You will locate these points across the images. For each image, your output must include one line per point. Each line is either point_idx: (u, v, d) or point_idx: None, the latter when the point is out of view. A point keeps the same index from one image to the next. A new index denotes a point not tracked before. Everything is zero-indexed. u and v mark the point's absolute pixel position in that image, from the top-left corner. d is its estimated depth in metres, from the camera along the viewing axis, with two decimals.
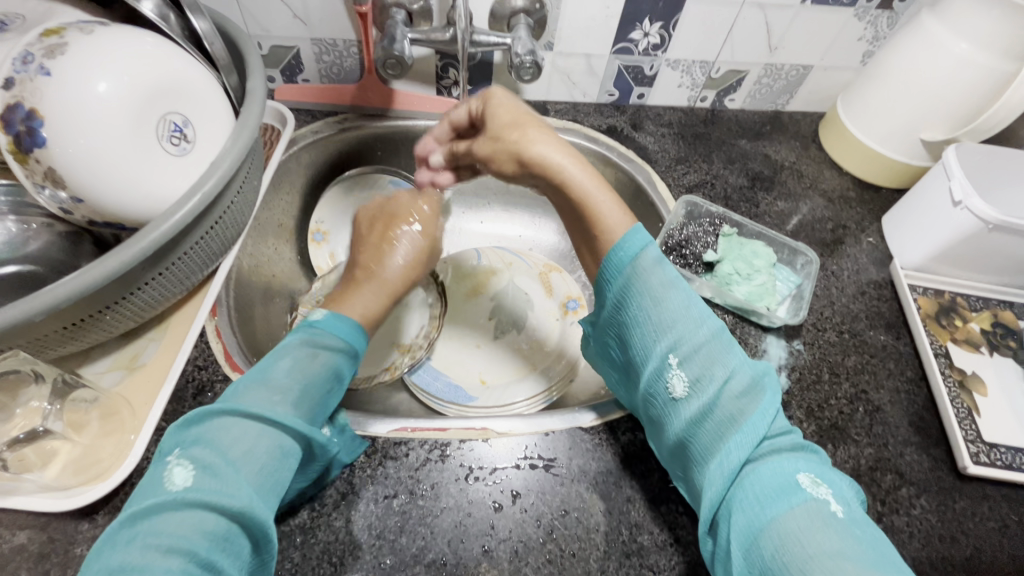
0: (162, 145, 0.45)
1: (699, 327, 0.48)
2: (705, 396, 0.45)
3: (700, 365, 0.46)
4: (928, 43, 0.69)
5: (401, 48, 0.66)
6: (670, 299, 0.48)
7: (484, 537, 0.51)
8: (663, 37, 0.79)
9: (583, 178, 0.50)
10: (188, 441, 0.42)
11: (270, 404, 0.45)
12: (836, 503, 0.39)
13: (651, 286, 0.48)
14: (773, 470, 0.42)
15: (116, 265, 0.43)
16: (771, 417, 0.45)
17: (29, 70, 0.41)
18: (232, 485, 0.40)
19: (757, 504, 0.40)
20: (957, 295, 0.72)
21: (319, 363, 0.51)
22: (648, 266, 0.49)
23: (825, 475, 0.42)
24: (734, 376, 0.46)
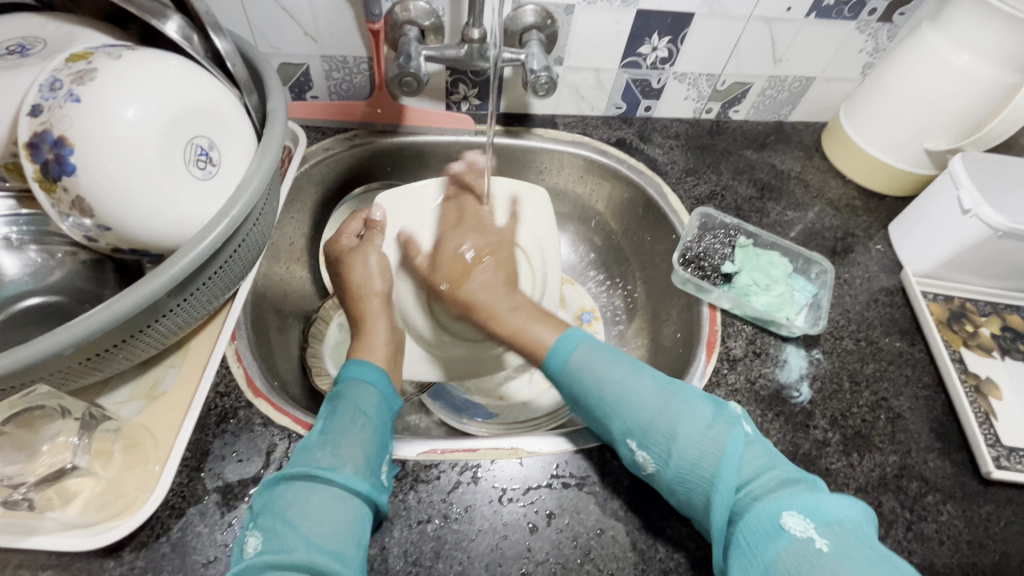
0: (189, 169, 0.44)
1: (647, 395, 0.50)
2: (668, 454, 0.48)
3: (658, 435, 0.49)
4: (932, 58, 0.70)
5: (417, 65, 0.66)
6: (617, 383, 0.51)
7: (521, 560, 0.50)
8: (671, 51, 0.80)
9: (507, 308, 0.60)
10: (258, 511, 0.45)
11: (313, 461, 0.46)
12: (820, 539, 0.40)
13: (590, 384, 0.52)
14: (759, 513, 0.43)
15: (147, 293, 0.42)
16: (739, 460, 0.46)
17: (57, 96, 0.40)
18: (294, 542, 0.41)
19: (751, 549, 0.42)
20: (966, 300, 0.73)
21: (345, 413, 0.50)
22: (587, 357, 0.54)
23: (816, 508, 0.42)
24: (692, 429, 0.48)
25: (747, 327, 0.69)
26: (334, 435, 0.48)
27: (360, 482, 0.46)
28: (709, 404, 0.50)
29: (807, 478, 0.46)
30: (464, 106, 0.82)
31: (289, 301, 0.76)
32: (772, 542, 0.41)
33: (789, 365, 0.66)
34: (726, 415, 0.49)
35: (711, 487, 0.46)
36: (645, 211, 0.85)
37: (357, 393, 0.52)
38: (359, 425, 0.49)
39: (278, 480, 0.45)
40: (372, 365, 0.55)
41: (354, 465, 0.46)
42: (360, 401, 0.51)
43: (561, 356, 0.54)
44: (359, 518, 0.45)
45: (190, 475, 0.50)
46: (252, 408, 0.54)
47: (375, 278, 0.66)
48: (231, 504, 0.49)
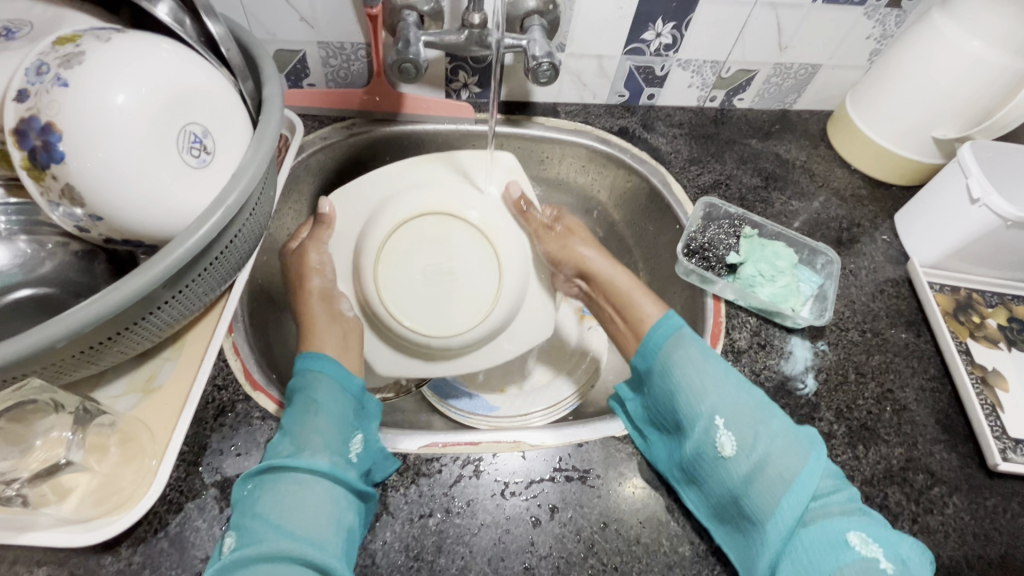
0: (183, 157, 0.43)
1: (733, 386, 0.53)
2: (753, 446, 0.49)
3: (748, 427, 0.50)
4: (942, 44, 0.69)
5: (416, 51, 0.64)
6: (708, 372, 0.54)
7: (524, 554, 0.49)
8: (675, 37, 0.78)
9: (606, 266, 0.68)
10: (234, 510, 0.45)
11: (280, 459, 0.47)
12: (885, 561, 0.43)
13: (681, 364, 0.55)
14: (824, 528, 0.45)
15: (141, 285, 0.40)
16: (818, 476, 0.48)
17: (44, 81, 0.39)
18: (266, 533, 0.42)
19: (811, 559, 0.44)
20: (973, 291, 0.72)
21: (301, 407, 0.50)
22: (684, 343, 0.56)
23: (879, 535, 0.45)
24: (776, 433, 0.50)
25: (752, 318, 0.68)
26: (292, 427, 0.49)
27: (319, 462, 0.46)
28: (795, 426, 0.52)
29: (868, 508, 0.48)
30: (463, 94, 0.80)
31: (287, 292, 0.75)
32: (840, 558, 0.44)
33: (794, 357, 0.65)
34: (808, 435, 0.51)
35: (788, 491, 0.47)
36: (649, 202, 0.83)
37: (309, 384, 0.52)
38: (314, 415, 0.50)
39: (247, 480, 0.46)
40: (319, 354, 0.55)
41: (315, 450, 0.47)
42: (312, 391, 0.51)
43: (661, 335, 0.57)
44: (329, 497, 0.45)
45: (187, 470, 0.49)
46: (250, 402, 0.54)
47: (314, 271, 0.65)
48: (230, 499, 0.48)
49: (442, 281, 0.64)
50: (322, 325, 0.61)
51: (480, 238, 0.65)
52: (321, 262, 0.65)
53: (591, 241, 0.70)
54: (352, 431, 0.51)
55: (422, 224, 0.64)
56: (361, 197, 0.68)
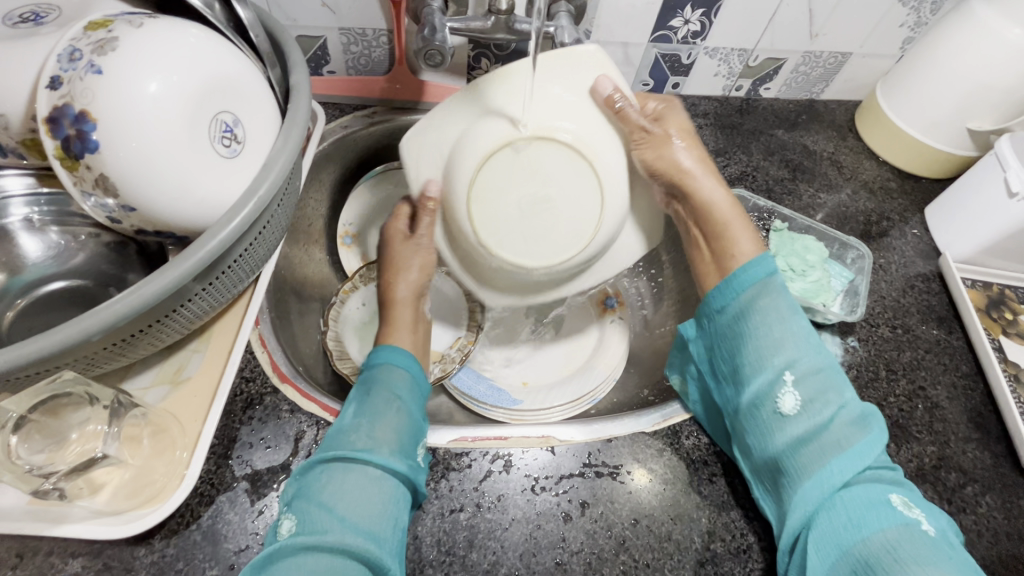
0: (214, 147, 0.42)
1: (812, 346, 0.52)
2: (819, 410, 0.48)
3: (818, 386, 0.50)
4: (978, 32, 0.67)
5: (442, 38, 0.62)
6: (788, 326, 0.53)
7: (556, 550, 0.49)
8: (703, 24, 0.76)
9: (703, 172, 0.61)
10: (293, 495, 0.44)
11: (353, 444, 0.46)
12: (927, 523, 0.42)
13: (766, 314, 0.53)
14: (867, 489, 0.45)
15: (175, 278, 0.40)
16: (876, 449, 0.47)
17: (77, 67, 0.38)
18: (328, 523, 0.41)
19: (851, 520, 0.43)
20: (1005, 288, 0.71)
21: (383, 399, 0.50)
22: (772, 290, 0.55)
23: (919, 504, 0.45)
24: (846, 406, 0.49)
25: None
26: (370, 418, 0.48)
27: (396, 462, 0.46)
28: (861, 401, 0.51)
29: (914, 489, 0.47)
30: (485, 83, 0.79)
31: (309, 283, 0.75)
32: (882, 515, 0.42)
33: None
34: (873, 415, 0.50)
35: (843, 455, 0.46)
36: None
37: (390, 378, 0.53)
38: (396, 408, 0.50)
39: (317, 462, 0.45)
40: (402, 351, 0.56)
41: (390, 446, 0.47)
42: (394, 385, 0.52)
43: (752, 276, 0.55)
44: (394, 498, 0.44)
45: (218, 462, 0.49)
46: (278, 394, 0.53)
47: (414, 268, 0.64)
48: (261, 492, 0.48)
49: (539, 211, 0.53)
50: (408, 325, 0.63)
51: (583, 166, 0.53)
52: (424, 265, 0.65)
53: (690, 151, 0.61)
54: (422, 436, 0.50)
55: (513, 154, 0.52)
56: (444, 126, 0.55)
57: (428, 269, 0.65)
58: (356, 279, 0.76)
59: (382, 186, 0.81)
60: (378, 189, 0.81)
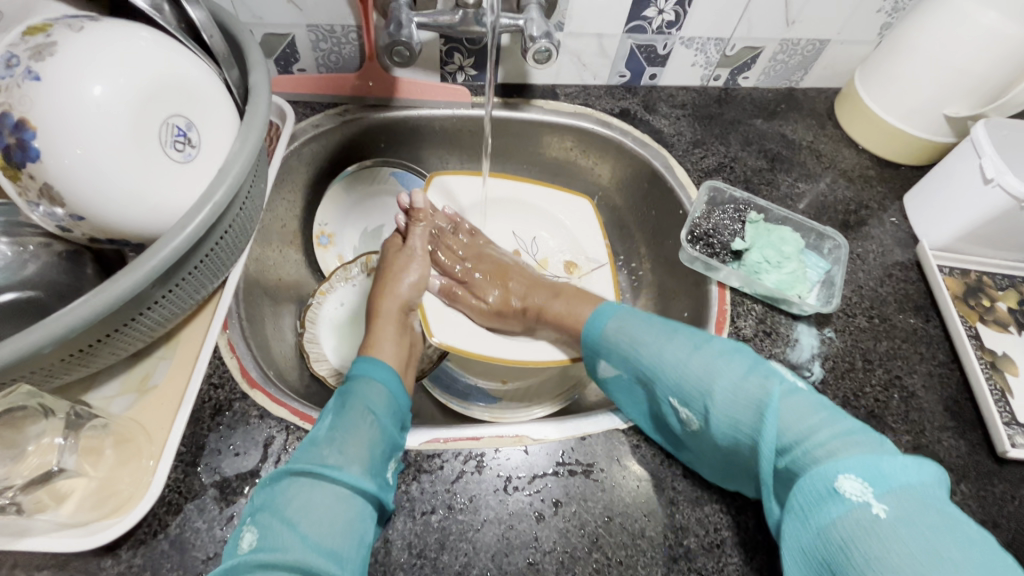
0: (166, 152, 0.41)
1: (682, 354, 0.53)
2: (707, 409, 0.49)
3: (690, 388, 0.50)
4: (955, 17, 0.66)
5: (409, 33, 0.61)
6: (654, 348, 0.55)
7: (528, 549, 0.49)
8: (678, 14, 0.75)
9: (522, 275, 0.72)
10: (258, 507, 0.43)
11: (321, 459, 0.45)
12: (876, 504, 0.36)
13: (625, 347, 0.58)
14: (812, 480, 0.40)
15: (128, 286, 0.39)
16: (776, 418, 0.45)
17: (14, 74, 0.37)
18: (288, 542, 0.40)
19: (804, 519, 0.39)
20: (983, 274, 0.71)
21: (354, 414, 0.48)
22: (621, 327, 0.59)
23: (875, 472, 0.38)
24: (725, 379, 0.49)
25: (757, 305, 0.67)
26: (341, 431, 0.47)
27: (366, 481, 0.45)
28: (748, 364, 0.50)
29: (863, 432, 0.42)
30: (460, 77, 0.77)
31: (283, 285, 0.74)
32: (820, 505, 0.38)
33: (800, 345, 0.64)
34: (763, 370, 0.49)
35: (753, 443, 0.45)
36: (651, 185, 0.81)
37: (366, 390, 0.51)
38: (369, 423, 0.48)
39: (282, 474, 0.44)
40: (382, 363, 0.55)
41: (360, 463, 0.45)
42: (368, 398, 0.50)
43: (598, 325, 0.61)
44: (360, 517, 0.43)
45: (185, 471, 0.48)
46: (247, 400, 0.53)
47: (406, 282, 0.68)
48: (230, 499, 0.47)
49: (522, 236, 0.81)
50: (392, 337, 0.62)
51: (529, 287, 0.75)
52: (416, 279, 0.69)
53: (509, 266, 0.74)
54: (393, 451, 0.49)
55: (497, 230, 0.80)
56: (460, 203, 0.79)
57: (421, 286, 0.69)
58: (333, 280, 0.76)
59: (354, 184, 0.81)
60: (352, 187, 0.81)
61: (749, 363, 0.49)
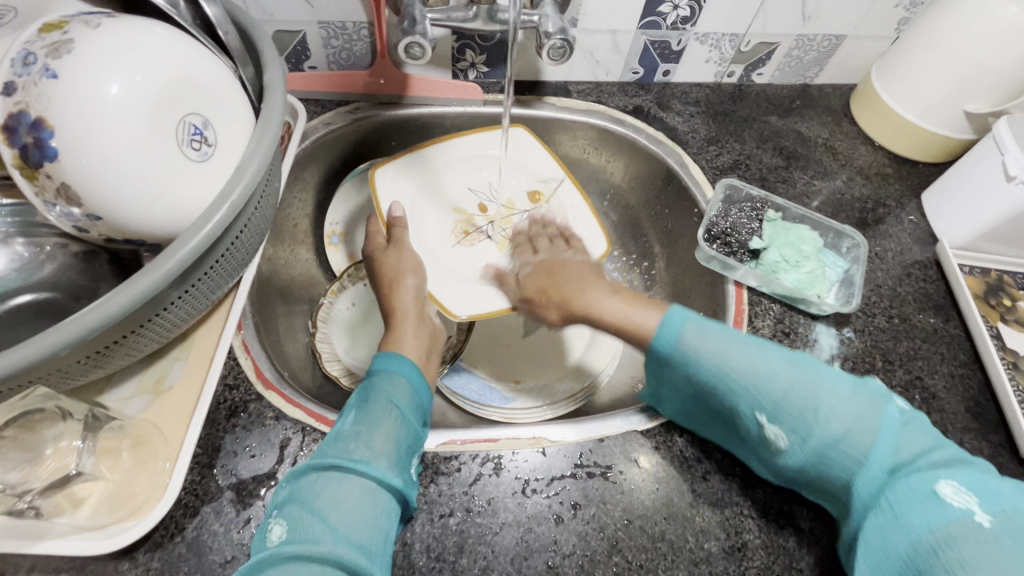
0: (183, 151, 0.40)
1: (776, 367, 0.48)
2: (808, 434, 0.45)
3: (799, 410, 0.45)
4: (976, 11, 0.64)
5: (422, 30, 0.61)
6: (739, 356, 0.48)
7: (548, 553, 0.48)
8: (693, 9, 0.74)
9: (602, 299, 0.58)
10: (283, 501, 0.43)
11: (348, 452, 0.44)
12: (981, 513, 0.39)
13: (706, 359, 0.48)
14: (910, 481, 0.42)
15: (147, 286, 0.38)
16: (893, 445, 0.44)
17: (31, 71, 0.37)
18: (319, 533, 0.39)
19: (900, 515, 0.41)
20: (1003, 273, 0.70)
21: (388, 419, 0.47)
22: (699, 336, 0.50)
23: (981, 487, 0.41)
24: (838, 403, 0.45)
25: (775, 305, 0.66)
26: (366, 425, 0.46)
27: (392, 476, 0.44)
28: (846, 377, 0.48)
29: (963, 455, 0.45)
30: (471, 74, 0.77)
31: (294, 285, 0.74)
32: (927, 513, 0.40)
33: (819, 345, 0.64)
34: (872, 389, 0.47)
35: (861, 466, 0.44)
36: (665, 183, 0.80)
37: (389, 386, 0.50)
38: (394, 420, 0.47)
39: (309, 468, 0.43)
40: (402, 357, 0.54)
41: (387, 457, 0.44)
42: (391, 393, 0.49)
43: (670, 331, 0.50)
44: (387, 512, 0.43)
45: (202, 473, 0.48)
46: (262, 401, 0.52)
47: (405, 273, 0.65)
48: (247, 502, 0.47)
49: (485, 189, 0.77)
50: (412, 327, 0.61)
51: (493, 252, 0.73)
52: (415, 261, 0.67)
53: (586, 274, 0.62)
54: (416, 448, 0.48)
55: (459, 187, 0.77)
56: (404, 189, 0.74)
57: (417, 270, 0.66)
58: (344, 279, 0.75)
59: (365, 184, 0.80)
60: (364, 185, 0.80)
61: (862, 393, 0.46)
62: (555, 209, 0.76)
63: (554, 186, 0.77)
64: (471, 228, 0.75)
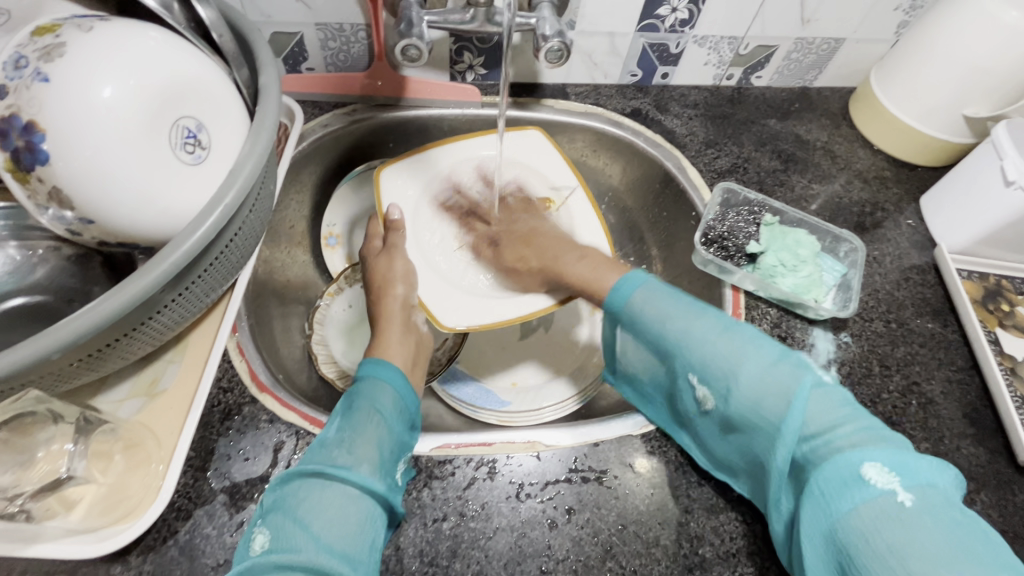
0: (175, 155, 0.40)
1: (708, 332, 0.49)
2: (729, 392, 0.47)
3: (723, 373, 0.47)
4: (975, 14, 0.64)
5: (419, 32, 0.60)
6: (680, 318, 0.51)
7: (541, 558, 0.48)
8: (691, 12, 0.74)
9: (572, 263, 0.65)
10: (268, 510, 0.43)
11: (332, 459, 0.44)
12: (901, 492, 0.37)
13: (650, 321, 0.53)
14: (836, 463, 0.40)
15: (139, 291, 0.38)
16: (806, 415, 0.44)
17: (23, 75, 0.37)
18: (303, 542, 0.39)
19: (825, 498, 0.40)
20: (1002, 278, 0.69)
21: (367, 422, 0.47)
22: (646, 299, 0.54)
23: (901, 465, 0.39)
24: (761, 367, 0.46)
25: (772, 309, 0.66)
26: (350, 432, 0.46)
27: (377, 483, 0.44)
28: (777, 346, 0.48)
29: (886, 430, 0.43)
30: (469, 76, 0.77)
31: (291, 287, 0.74)
32: (838, 485, 0.40)
33: (816, 349, 0.63)
34: (795, 360, 0.47)
35: (774, 431, 0.45)
36: (663, 186, 0.80)
37: (375, 393, 0.50)
38: (377, 425, 0.47)
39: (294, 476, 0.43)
40: (389, 364, 0.53)
41: (371, 464, 0.44)
42: (376, 399, 0.49)
43: (623, 292, 0.55)
44: (372, 520, 0.43)
45: (195, 475, 0.48)
46: (257, 404, 0.52)
47: (395, 279, 0.65)
48: (240, 505, 0.47)
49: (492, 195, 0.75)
50: (397, 338, 0.61)
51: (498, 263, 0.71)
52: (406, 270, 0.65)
53: (563, 244, 0.68)
54: (400, 454, 0.48)
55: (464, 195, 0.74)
56: (405, 198, 0.71)
57: (410, 276, 0.66)
58: (340, 281, 0.75)
59: (362, 185, 0.80)
60: (362, 186, 0.79)
61: (784, 364, 0.46)
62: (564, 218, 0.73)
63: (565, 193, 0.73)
64: (478, 236, 0.72)
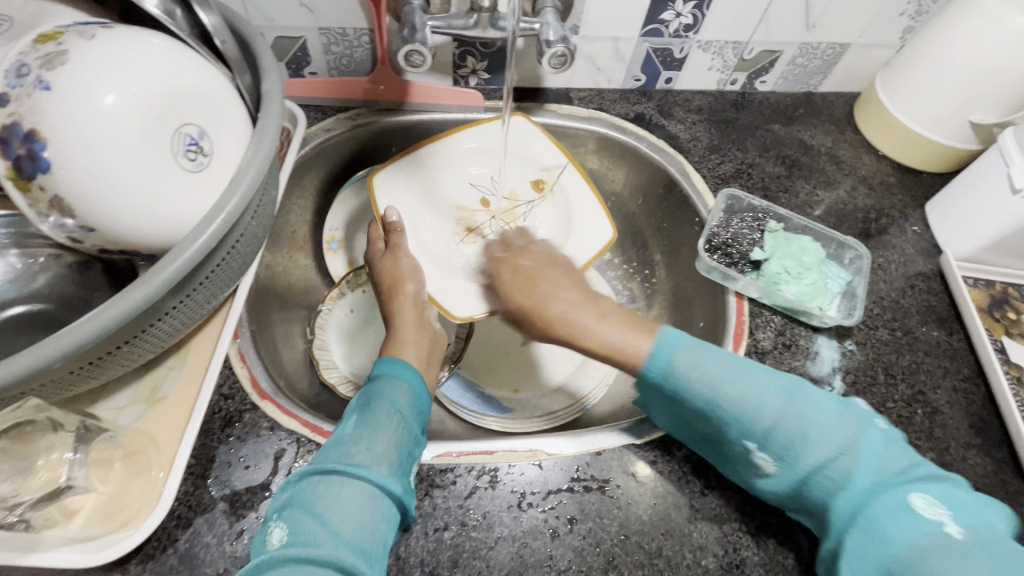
0: (178, 162, 0.40)
1: (765, 394, 0.48)
2: (793, 459, 0.46)
3: (784, 436, 0.46)
4: (982, 19, 0.64)
5: (422, 38, 0.60)
6: (733, 379, 0.48)
7: (543, 568, 0.48)
8: (695, 17, 0.73)
9: (575, 311, 0.54)
10: (284, 505, 0.42)
11: (350, 455, 0.43)
12: (953, 525, 0.41)
13: (698, 385, 0.48)
14: (890, 494, 0.43)
15: (141, 298, 0.38)
16: (874, 469, 0.44)
17: (24, 83, 0.37)
18: (320, 538, 0.39)
19: (883, 539, 0.41)
20: (1008, 286, 0.69)
21: (387, 420, 0.46)
22: (690, 359, 0.50)
23: (954, 501, 0.42)
24: (824, 429, 0.46)
25: (776, 316, 0.66)
26: (368, 429, 0.45)
27: (393, 482, 0.43)
28: (832, 399, 0.49)
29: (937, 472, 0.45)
30: (472, 81, 0.76)
31: (293, 292, 0.73)
32: (906, 529, 0.41)
33: (820, 357, 0.63)
34: (856, 412, 0.48)
35: (839, 488, 0.45)
36: (667, 192, 0.80)
37: (391, 389, 0.49)
38: (396, 423, 0.46)
39: (312, 471, 0.42)
40: (405, 362, 0.53)
41: (388, 462, 0.44)
42: (393, 397, 0.49)
43: (662, 356, 0.50)
44: (386, 518, 0.42)
45: (196, 483, 0.48)
46: (257, 411, 0.52)
47: (405, 274, 0.65)
48: (240, 514, 0.47)
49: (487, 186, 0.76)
50: (412, 330, 0.61)
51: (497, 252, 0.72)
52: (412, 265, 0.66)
53: (556, 280, 0.57)
54: (417, 453, 0.48)
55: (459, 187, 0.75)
56: (400, 200, 0.71)
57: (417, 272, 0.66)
58: (340, 287, 0.75)
59: (364, 190, 0.79)
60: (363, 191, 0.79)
61: (845, 422, 0.47)
62: (558, 198, 0.74)
63: (556, 173, 0.74)
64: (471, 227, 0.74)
